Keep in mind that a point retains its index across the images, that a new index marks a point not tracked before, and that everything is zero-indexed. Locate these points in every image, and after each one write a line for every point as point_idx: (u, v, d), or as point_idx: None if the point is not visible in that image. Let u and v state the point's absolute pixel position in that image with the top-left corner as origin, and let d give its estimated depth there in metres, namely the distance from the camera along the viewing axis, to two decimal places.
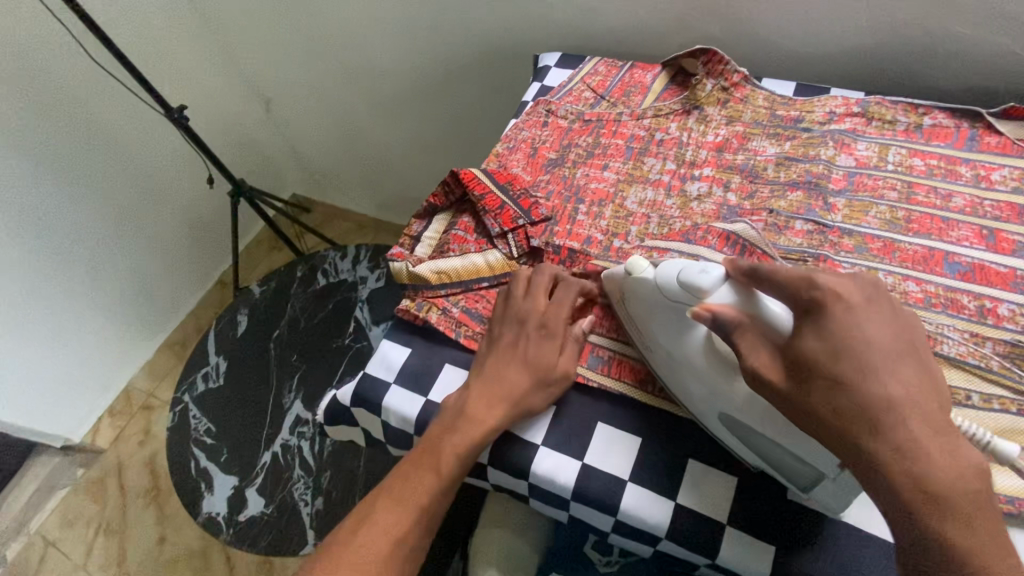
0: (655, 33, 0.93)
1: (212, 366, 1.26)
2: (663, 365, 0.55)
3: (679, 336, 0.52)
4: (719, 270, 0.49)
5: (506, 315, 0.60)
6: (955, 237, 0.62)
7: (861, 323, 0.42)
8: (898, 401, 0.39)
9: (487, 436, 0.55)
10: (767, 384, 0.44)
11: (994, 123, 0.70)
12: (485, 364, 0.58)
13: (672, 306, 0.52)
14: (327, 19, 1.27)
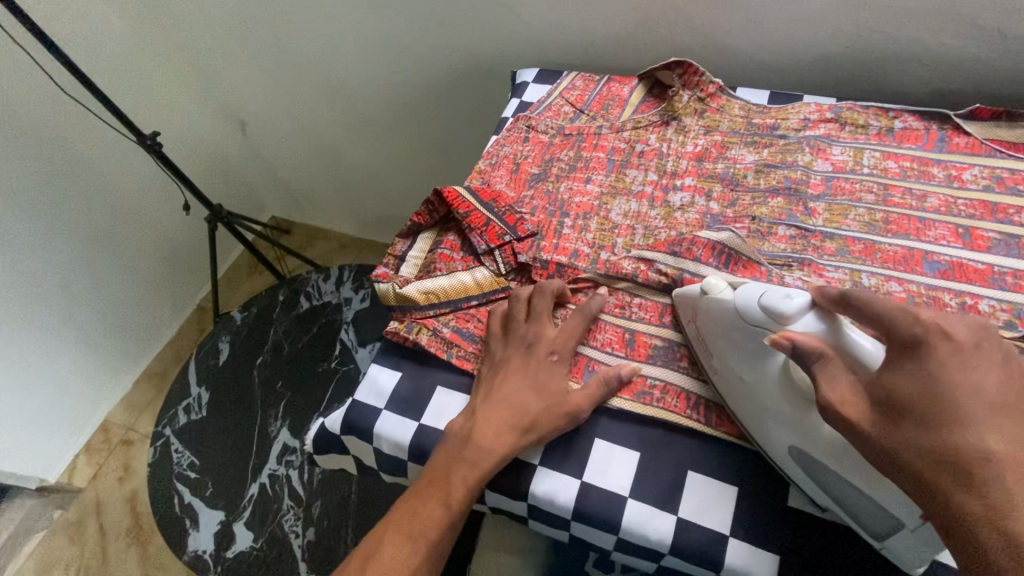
0: (630, 47, 0.95)
1: (193, 397, 1.22)
2: (727, 389, 0.54)
3: (751, 360, 0.51)
4: (803, 297, 0.49)
5: (509, 336, 0.61)
6: (932, 237, 0.64)
7: (962, 372, 0.40)
8: (997, 452, 0.37)
9: (499, 464, 0.54)
10: (841, 418, 0.43)
11: (963, 124, 0.72)
12: (493, 388, 0.58)
13: (748, 330, 0.51)
14: (300, 40, 1.26)
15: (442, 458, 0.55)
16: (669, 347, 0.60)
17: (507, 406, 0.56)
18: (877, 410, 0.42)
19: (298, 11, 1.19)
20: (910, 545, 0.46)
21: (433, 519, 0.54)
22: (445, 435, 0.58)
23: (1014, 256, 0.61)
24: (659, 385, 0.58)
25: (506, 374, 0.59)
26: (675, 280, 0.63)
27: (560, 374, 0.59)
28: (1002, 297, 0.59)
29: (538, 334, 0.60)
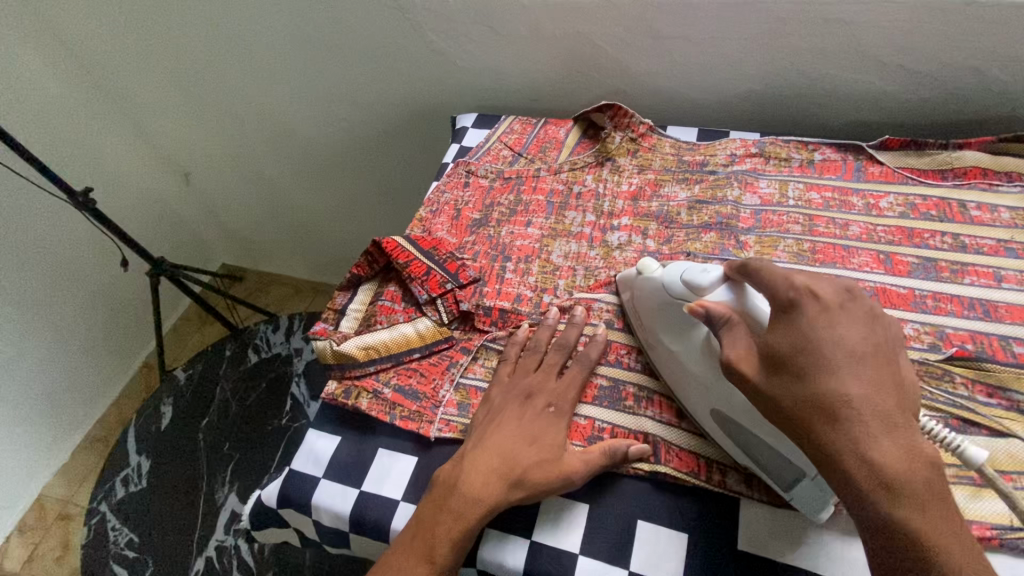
0: (566, 88, 0.97)
1: (132, 468, 1.14)
2: (667, 369, 0.57)
3: (681, 333, 0.54)
4: (719, 270, 0.53)
5: (510, 385, 0.60)
6: (857, 264, 0.66)
7: (827, 326, 0.42)
8: (858, 393, 0.39)
9: (486, 516, 0.51)
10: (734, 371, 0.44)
11: (875, 155, 0.76)
12: (485, 436, 0.55)
13: (673, 305, 0.55)
14: (243, 91, 1.25)
15: (428, 507, 0.52)
16: (614, 386, 0.60)
17: (499, 454, 0.54)
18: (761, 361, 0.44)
19: (238, 63, 1.18)
20: (809, 491, 0.48)
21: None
22: (429, 485, 0.55)
23: (933, 278, 0.64)
24: (608, 428, 0.57)
25: (501, 422, 0.56)
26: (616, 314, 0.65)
27: (558, 428, 0.56)
28: (924, 320, 0.61)
29: (539, 384, 0.59)
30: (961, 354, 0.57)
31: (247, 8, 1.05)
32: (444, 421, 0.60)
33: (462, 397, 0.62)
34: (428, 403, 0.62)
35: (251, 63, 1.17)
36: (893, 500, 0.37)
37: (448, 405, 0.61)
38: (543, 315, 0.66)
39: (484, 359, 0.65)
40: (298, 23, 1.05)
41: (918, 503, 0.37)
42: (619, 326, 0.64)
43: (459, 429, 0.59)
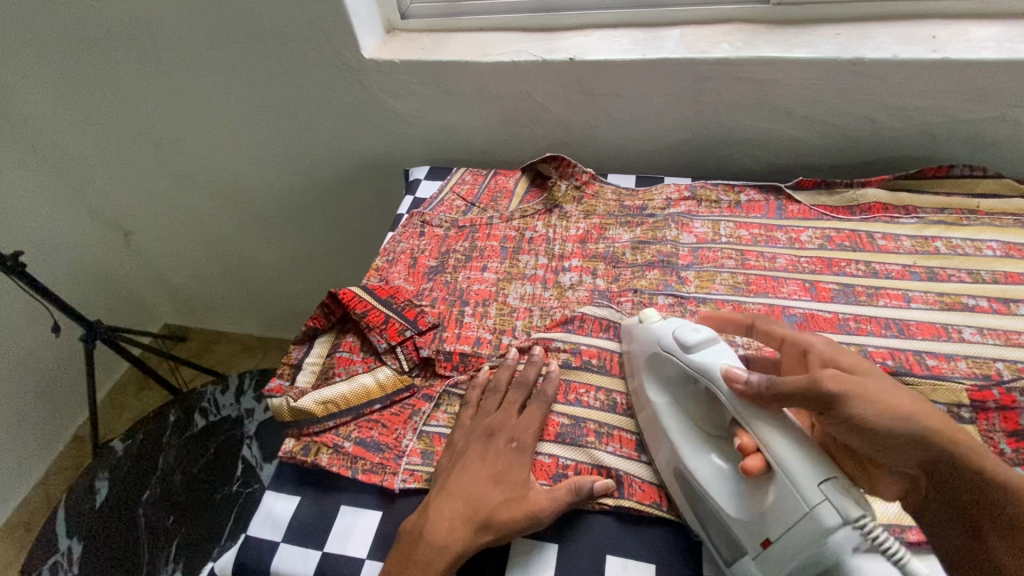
0: (512, 141, 1.03)
1: (62, 553, 1.05)
2: (643, 419, 0.59)
3: (667, 383, 0.58)
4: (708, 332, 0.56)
5: (472, 427, 0.60)
6: (786, 293, 0.72)
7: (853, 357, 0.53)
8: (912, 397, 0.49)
9: (453, 563, 0.51)
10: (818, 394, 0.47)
11: (793, 194, 0.85)
12: (447, 480, 0.55)
13: (663, 357, 0.58)
14: (191, 148, 1.24)
15: (395, 559, 0.51)
16: (576, 423, 0.61)
17: (462, 497, 0.53)
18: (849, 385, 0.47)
19: (186, 121, 1.18)
20: None
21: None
22: (395, 540, 0.54)
23: (853, 302, 0.71)
24: (572, 465, 0.58)
25: (464, 465, 0.56)
26: (573, 353, 0.67)
27: (522, 464, 0.56)
28: (850, 340, 0.67)
29: (502, 422, 0.60)
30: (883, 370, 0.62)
31: (196, 69, 1.06)
32: (409, 472, 0.59)
33: (426, 445, 0.62)
34: (391, 453, 0.61)
35: (199, 121, 1.17)
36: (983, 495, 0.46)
37: (412, 454, 0.61)
38: (503, 356, 0.68)
39: (447, 405, 0.65)
40: (248, 83, 1.07)
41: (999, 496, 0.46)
42: (576, 364, 0.66)
43: (424, 478, 0.59)
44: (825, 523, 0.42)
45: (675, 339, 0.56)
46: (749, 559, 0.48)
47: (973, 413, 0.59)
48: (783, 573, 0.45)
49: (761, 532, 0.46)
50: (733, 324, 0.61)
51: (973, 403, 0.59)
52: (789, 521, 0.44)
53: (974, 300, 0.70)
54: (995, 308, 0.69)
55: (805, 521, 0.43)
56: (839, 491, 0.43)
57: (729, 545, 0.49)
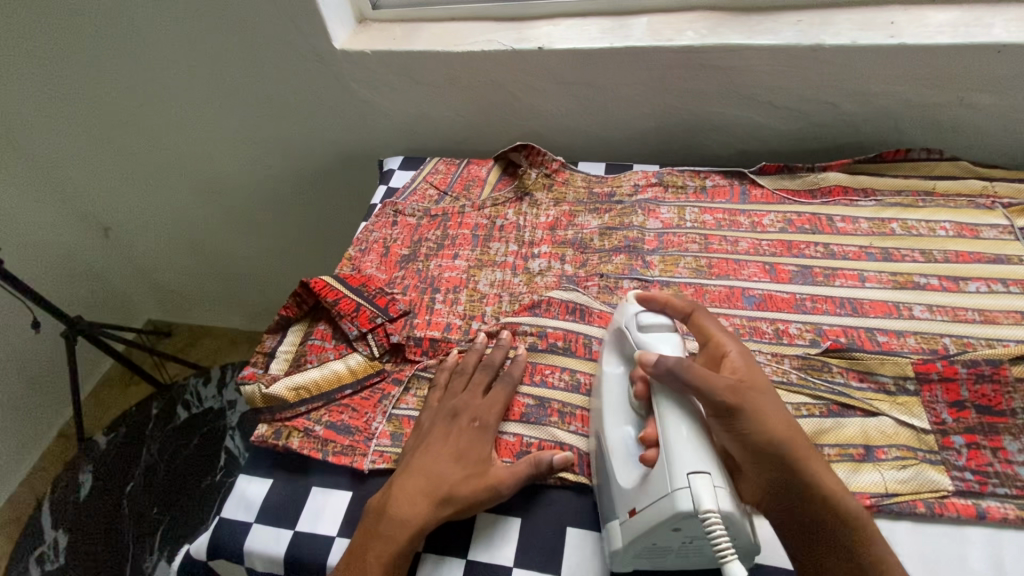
0: (485, 130, 1.04)
1: (48, 544, 1.06)
2: (593, 391, 0.62)
3: (623, 355, 0.61)
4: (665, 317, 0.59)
5: (438, 407, 0.62)
6: (747, 275, 0.75)
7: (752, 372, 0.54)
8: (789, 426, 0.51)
9: (415, 538, 0.52)
10: (724, 406, 0.49)
11: (756, 179, 0.87)
12: (412, 459, 0.57)
13: (620, 333, 0.61)
14: (168, 142, 1.23)
15: (360, 535, 0.53)
16: (540, 404, 0.64)
17: (424, 475, 0.55)
18: (755, 410, 0.49)
19: (162, 116, 1.18)
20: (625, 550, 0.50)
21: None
22: (362, 518, 0.55)
23: (810, 283, 0.73)
24: (535, 443, 0.61)
25: (428, 444, 0.58)
26: (539, 336, 0.69)
27: (483, 444, 0.58)
28: (805, 319, 0.69)
29: (466, 403, 0.61)
30: (834, 346, 0.65)
31: (170, 62, 1.06)
32: (378, 453, 0.61)
33: (395, 427, 0.63)
34: (361, 436, 0.63)
35: (174, 115, 1.17)
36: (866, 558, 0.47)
37: (382, 437, 0.63)
38: (471, 341, 0.69)
39: (416, 389, 0.67)
40: (223, 75, 1.07)
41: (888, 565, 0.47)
42: (542, 347, 0.68)
43: (392, 459, 0.61)
44: (682, 506, 0.45)
45: (635, 314, 0.59)
46: (620, 523, 0.51)
47: (917, 385, 0.62)
48: (637, 543, 0.49)
49: (631, 501, 0.50)
50: (673, 308, 0.60)
51: (918, 375, 0.62)
52: (653, 495, 0.48)
53: (925, 279, 0.73)
54: (945, 286, 0.72)
55: (663, 499, 0.47)
56: (703, 484, 0.46)
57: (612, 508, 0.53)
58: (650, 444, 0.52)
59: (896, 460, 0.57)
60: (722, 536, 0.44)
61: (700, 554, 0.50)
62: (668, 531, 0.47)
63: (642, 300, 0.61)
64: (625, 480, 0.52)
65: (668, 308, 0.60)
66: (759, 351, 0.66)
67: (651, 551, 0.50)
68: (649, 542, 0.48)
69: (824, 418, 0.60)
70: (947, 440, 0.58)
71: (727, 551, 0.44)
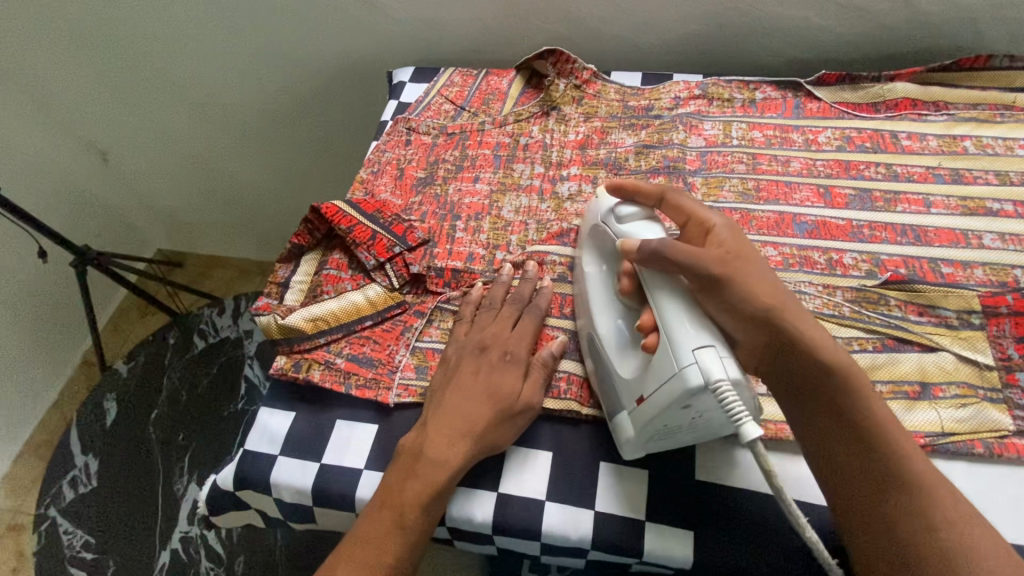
0: (504, 37, 0.93)
1: (80, 468, 1.09)
2: (577, 290, 0.60)
3: (604, 253, 0.58)
4: (643, 206, 0.55)
5: (467, 338, 0.59)
6: (799, 199, 0.68)
7: (738, 244, 0.49)
8: (786, 301, 0.47)
9: (453, 477, 0.51)
10: (711, 277, 0.47)
11: (813, 91, 0.77)
12: (444, 397, 0.54)
13: (600, 229, 0.57)
14: (159, 56, 1.13)
15: (395, 475, 0.51)
16: (571, 337, 0.60)
17: (458, 414, 0.53)
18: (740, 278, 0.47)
19: (151, 23, 1.07)
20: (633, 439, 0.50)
21: (388, 546, 0.49)
22: (394, 457, 0.54)
23: (869, 209, 0.66)
24: (565, 376, 0.58)
25: (459, 380, 0.55)
26: (569, 267, 0.64)
27: (514, 376, 0.55)
28: (862, 249, 0.63)
29: (496, 335, 0.58)
30: (895, 278, 0.60)
31: None
32: (403, 387, 0.58)
33: (420, 360, 0.60)
34: (385, 369, 0.60)
35: (165, 23, 1.06)
36: (876, 433, 0.44)
37: (406, 369, 0.60)
38: (497, 272, 0.65)
39: (440, 321, 0.63)
40: None
41: (897, 432, 0.44)
42: (572, 279, 0.64)
43: (418, 392, 0.58)
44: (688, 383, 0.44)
45: (612, 211, 0.56)
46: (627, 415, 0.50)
47: (984, 319, 0.57)
48: (647, 427, 0.48)
49: (636, 389, 0.48)
50: (642, 196, 0.55)
51: (986, 309, 0.57)
52: (658, 379, 0.46)
53: (999, 204, 0.66)
54: (1020, 213, 0.65)
55: (672, 380, 0.45)
56: (709, 357, 0.44)
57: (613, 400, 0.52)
58: (648, 332, 0.49)
59: (954, 399, 0.54)
60: (733, 399, 0.42)
61: (708, 432, 0.50)
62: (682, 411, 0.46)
63: (613, 193, 0.56)
64: (630, 377, 0.50)
65: (636, 197, 0.55)
66: (809, 282, 0.61)
67: (660, 435, 0.49)
68: (659, 425, 0.47)
69: (876, 353, 0.56)
70: (1012, 377, 0.54)
71: (743, 413, 0.43)
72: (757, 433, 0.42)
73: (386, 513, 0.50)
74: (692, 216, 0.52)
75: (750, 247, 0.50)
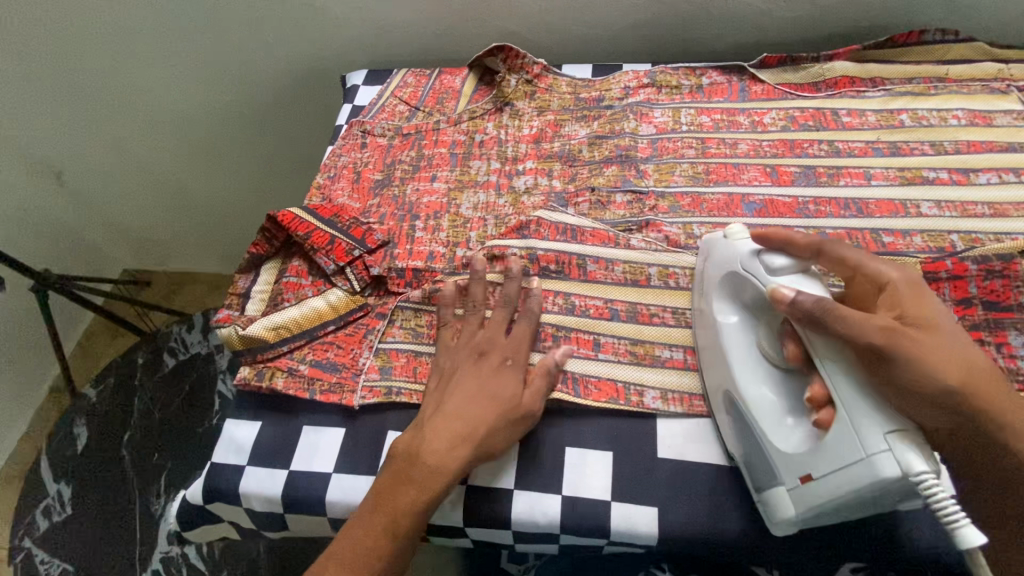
0: (456, 36, 0.94)
1: (53, 496, 1.06)
2: (703, 337, 0.57)
3: (741, 303, 0.55)
4: (797, 257, 0.50)
5: (460, 345, 0.59)
6: (747, 179, 0.70)
7: (920, 305, 0.46)
8: (973, 367, 0.45)
9: (450, 481, 0.51)
10: (890, 354, 0.43)
11: (756, 74, 0.79)
12: (445, 400, 0.54)
13: (740, 277, 0.53)
14: (106, 71, 1.11)
15: (389, 479, 0.51)
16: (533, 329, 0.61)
17: (459, 418, 0.53)
18: (932, 355, 0.43)
19: (96, 38, 1.05)
20: (789, 514, 0.48)
21: (381, 547, 0.49)
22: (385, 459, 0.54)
23: (813, 184, 0.69)
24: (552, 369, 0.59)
25: (458, 382, 0.55)
26: (529, 259, 0.65)
27: (513, 380, 0.56)
28: (808, 224, 0.66)
29: (490, 341, 0.58)
30: None
31: None
32: (368, 389, 0.59)
33: (384, 361, 0.60)
34: (349, 372, 0.60)
35: (111, 37, 1.04)
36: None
37: (370, 372, 0.60)
38: (457, 269, 0.65)
39: (402, 321, 0.63)
40: None
41: None
42: (534, 271, 0.64)
43: (383, 392, 0.58)
44: (883, 473, 0.42)
45: (758, 259, 0.51)
46: (785, 491, 0.48)
47: (924, 284, 0.60)
48: (819, 507, 0.46)
49: (805, 468, 0.46)
50: (794, 246, 0.51)
51: (926, 275, 0.60)
52: (838, 464, 0.44)
53: (934, 172, 0.69)
54: (954, 180, 0.68)
55: (857, 467, 0.43)
56: (904, 447, 0.42)
57: (766, 477, 0.49)
58: (821, 405, 0.46)
59: None
60: (943, 496, 0.40)
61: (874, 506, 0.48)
62: (864, 492, 0.43)
63: (760, 238, 0.53)
64: (796, 458, 0.47)
65: (789, 246, 0.51)
66: None
67: (827, 514, 0.47)
68: (833, 506, 0.45)
69: None
70: None
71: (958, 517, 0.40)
72: (977, 540, 0.40)
73: (380, 516, 0.50)
74: (865, 270, 0.48)
75: (939, 310, 0.46)
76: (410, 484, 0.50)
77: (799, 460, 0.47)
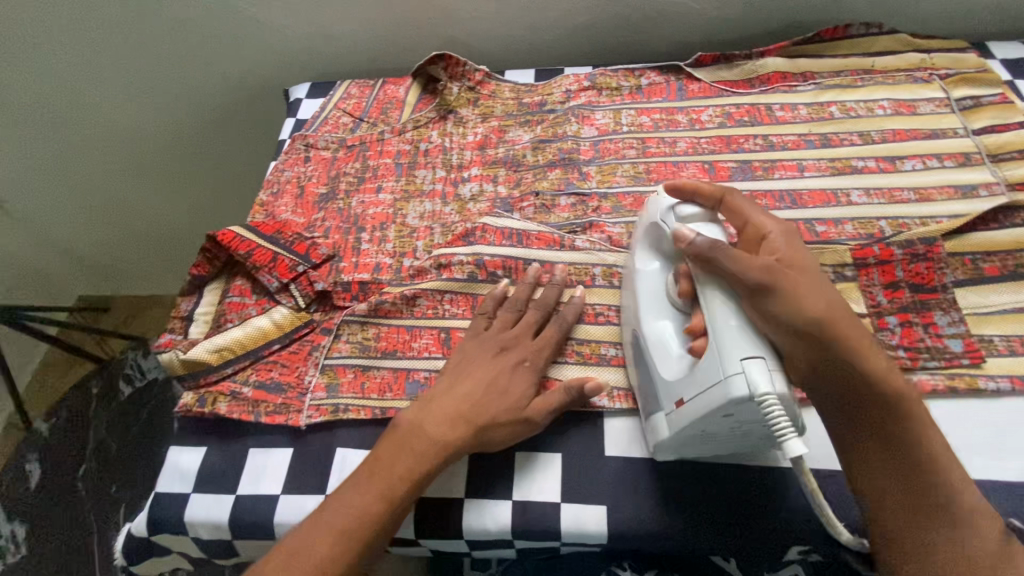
0: (399, 45, 0.93)
1: (5, 538, 1.02)
2: (626, 283, 0.60)
3: (661, 252, 0.56)
4: (705, 209, 0.53)
5: (481, 333, 0.58)
6: (686, 177, 0.71)
7: (791, 250, 0.49)
8: (836, 309, 0.47)
9: (447, 458, 0.51)
10: (759, 284, 0.46)
11: (692, 73, 0.81)
12: (455, 376, 0.55)
13: (655, 228, 0.56)
14: (42, 94, 1.07)
15: (389, 445, 0.51)
16: None
17: (466, 400, 0.53)
18: (792, 288, 0.46)
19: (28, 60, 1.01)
20: (671, 442, 0.50)
21: (368, 513, 0.48)
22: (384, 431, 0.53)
23: (750, 178, 0.71)
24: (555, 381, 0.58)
25: (472, 364, 0.55)
26: (477, 265, 0.65)
27: (525, 387, 0.55)
28: None
29: (516, 341, 0.57)
30: None
31: None
32: (314, 407, 0.58)
33: (331, 378, 0.60)
34: (295, 392, 0.59)
35: (45, 59, 1.01)
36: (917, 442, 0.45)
37: (316, 390, 0.59)
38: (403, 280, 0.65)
39: (348, 334, 0.62)
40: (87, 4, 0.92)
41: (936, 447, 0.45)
42: (482, 277, 0.64)
43: (330, 410, 0.58)
44: (731, 392, 0.43)
45: (670, 209, 0.54)
46: (664, 415, 0.50)
47: (855, 270, 0.62)
48: (686, 430, 0.48)
49: (676, 391, 0.48)
50: (701, 197, 0.54)
51: (856, 261, 0.62)
52: (701, 386, 0.46)
53: (864, 162, 0.71)
54: (882, 168, 0.70)
55: (714, 385, 0.44)
56: (757, 369, 0.43)
57: (651, 401, 0.53)
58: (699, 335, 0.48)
59: None
60: (779, 414, 0.42)
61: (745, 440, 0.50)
62: (725, 416, 0.45)
63: (673, 191, 0.54)
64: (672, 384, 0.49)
65: (698, 198, 0.54)
66: None
67: (699, 439, 0.49)
68: (697, 429, 0.47)
69: None
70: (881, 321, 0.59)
71: (786, 431, 0.42)
72: (802, 453, 0.42)
73: (375, 481, 0.49)
74: (754, 221, 0.52)
75: (809, 258, 0.49)
76: (404, 454, 0.51)
77: (673, 388, 0.49)
